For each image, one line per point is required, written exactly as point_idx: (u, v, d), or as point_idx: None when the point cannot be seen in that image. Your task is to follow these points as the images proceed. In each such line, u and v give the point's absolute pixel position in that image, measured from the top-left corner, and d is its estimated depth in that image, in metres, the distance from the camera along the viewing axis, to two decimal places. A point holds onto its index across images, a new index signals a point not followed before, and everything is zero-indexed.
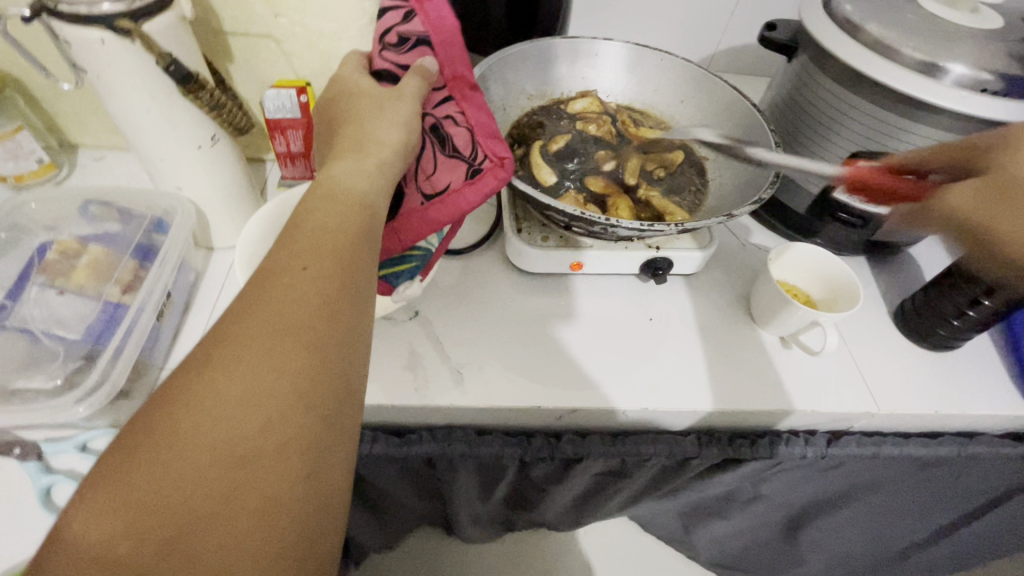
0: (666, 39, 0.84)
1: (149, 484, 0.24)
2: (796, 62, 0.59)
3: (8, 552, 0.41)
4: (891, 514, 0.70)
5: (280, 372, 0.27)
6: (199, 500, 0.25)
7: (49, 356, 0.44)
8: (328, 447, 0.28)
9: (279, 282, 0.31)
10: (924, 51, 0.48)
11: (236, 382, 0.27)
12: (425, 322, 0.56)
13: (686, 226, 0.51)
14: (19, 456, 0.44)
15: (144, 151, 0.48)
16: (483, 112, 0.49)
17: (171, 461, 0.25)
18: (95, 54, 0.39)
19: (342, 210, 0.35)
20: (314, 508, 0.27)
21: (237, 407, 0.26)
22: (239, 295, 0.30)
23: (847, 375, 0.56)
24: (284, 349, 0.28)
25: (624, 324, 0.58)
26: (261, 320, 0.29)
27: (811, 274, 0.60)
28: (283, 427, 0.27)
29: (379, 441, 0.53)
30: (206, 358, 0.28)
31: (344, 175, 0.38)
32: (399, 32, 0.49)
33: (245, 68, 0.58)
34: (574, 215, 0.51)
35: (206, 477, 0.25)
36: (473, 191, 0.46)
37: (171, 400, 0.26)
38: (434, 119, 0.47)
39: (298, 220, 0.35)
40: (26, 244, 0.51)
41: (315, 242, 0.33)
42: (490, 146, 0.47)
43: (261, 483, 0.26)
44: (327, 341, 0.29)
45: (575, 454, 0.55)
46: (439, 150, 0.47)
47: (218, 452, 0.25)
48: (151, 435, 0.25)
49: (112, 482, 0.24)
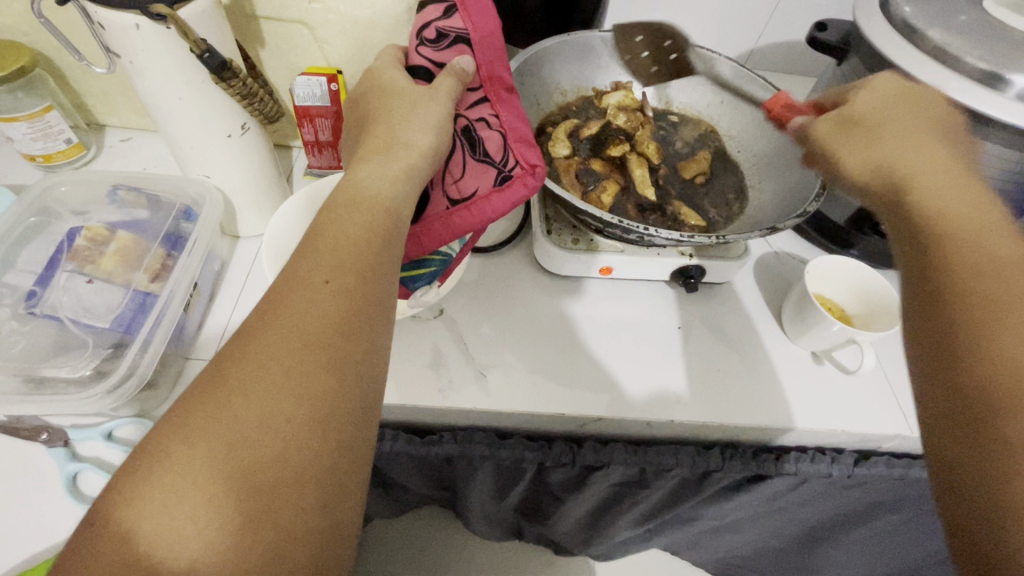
0: (706, 33, 0.81)
1: (159, 514, 0.24)
2: (846, 65, 0.56)
3: (38, 537, 0.41)
4: (910, 534, 0.68)
5: (298, 397, 0.27)
6: (212, 530, 0.24)
7: (78, 344, 0.44)
8: (344, 476, 0.27)
9: (299, 297, 0.30)
10: (989, 60, 0.44)
11: (254, 406, 0.26)
12: (450, 322, 0.55)
13: (726, 238, 0.48)
14: (46, 442, 0.44)
15: (174, 137, 0.47)
16: (517, 116, 0.47)
17: (183, 490, 0.24)
18: (130, 39, 0.38)
19: (365, 217, 0.34)
20: (328, 539, 0.27)
21: (254, 432, 0.26)
22: (258, 310, 0.30)
23: (880, 393, 0.55)
24: (304, 371, 0.28)
25: (652, 331, 0.57)
26: (280, 338, 0.28)
27: (848, 288, 0.58)
28: (299, 454, 0.26)
29: (400, 440, 0.54)
30: (223, 377, 0.27)
31: (367, 179, 0.37)
32: (437, 27, 0.47)
33: (276, 54, 0.57)
34: (609, 222, 0.49)
35: (219, 506, 0.25)
36: (500, 199, 0.44)
37: (185, 422, 0.26)
38: (467, 121, 0.46)
39: (320, 229, 0.34)
40: (54, 228, 0.51)
41: (337, 253, 0.32)
42: (521, 152, 0.45)
43: (275, 515, 0.25)
44: (346, 363, 0.29)
45: (597, 461, 0.54)
46: (469, 154, 0.45)
47: (233, 480, 0.25)
48: (166, 459, 0.25)
49: (124, 510, 0.24)
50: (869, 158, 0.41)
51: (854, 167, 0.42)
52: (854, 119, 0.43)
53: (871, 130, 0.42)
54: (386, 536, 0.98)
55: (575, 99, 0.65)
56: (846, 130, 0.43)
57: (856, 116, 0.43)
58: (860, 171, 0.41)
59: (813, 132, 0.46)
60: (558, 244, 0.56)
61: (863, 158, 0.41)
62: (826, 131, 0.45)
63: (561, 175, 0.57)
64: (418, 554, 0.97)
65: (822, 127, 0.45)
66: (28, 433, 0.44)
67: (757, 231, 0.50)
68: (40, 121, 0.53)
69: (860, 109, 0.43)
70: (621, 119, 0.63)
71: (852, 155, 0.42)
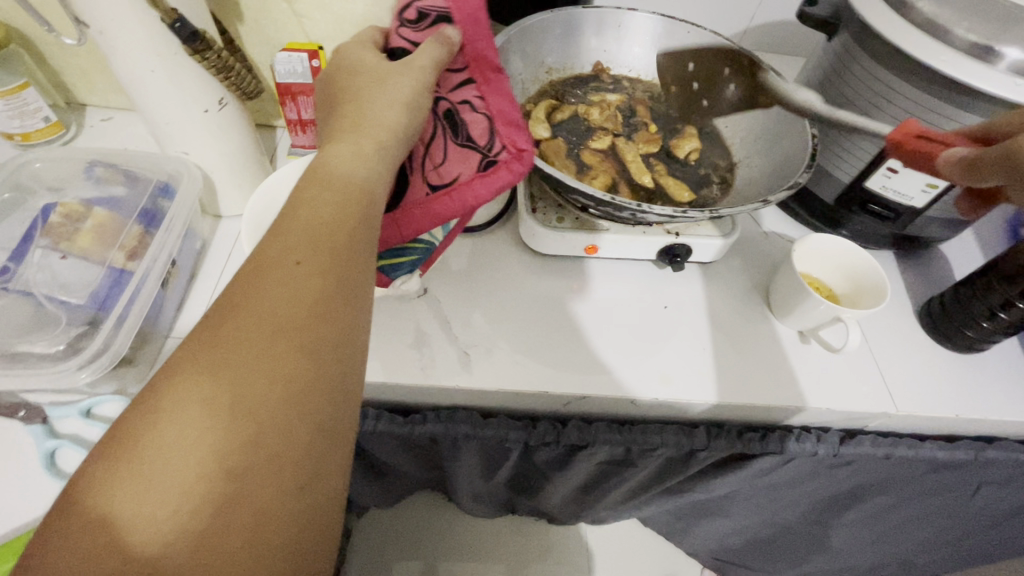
0: (699, 10, 0.79)
1: (129, 502, 0.24)
2: (835, 41, 0.55)
3: (12, 511, 0.42)
4: (896, 515, 0.69)
5: (273, 378, 0.27)
6: (189, 513, 0.24)
7: (52, 321, 0.44)
8: (323, 456, 0.27)
9: (271, 280, 0.29)
10: (980, 32, 0.43)
11: (227, 387, 0.26)
12: (433, 301, 0.55)
13: (720, 213, 0.48)
14: (24, 418, 0.45)
15: (150, 113, 0.46)
16: (505, 97, 0.46)
17: (157, 475, 0.24)
18: (98, 9, 0.38)
19: (340, 197, 0.34)
20: (308, 519, 0.26)
21: (228, 414, 0.26)
22: (230, 292, 0.29)
23: (864, 370, 0.54)
24: (277, 352, 0.27)
25: (638, 311, 0.57)
26: (251, 321, 0.28)
27: (834, 267, 0.58)
28: (275, 438, 0.26)
29: (383, 419, 0.53)
30: (192, 360, 0.27)
31: (342, 159, 0.36)
32: (418, 8, 0.47)
33: (256, 29, 0.56)
34: (602, 200, 0.48)
35: (197, 488, 0.24)
36: (483, 184, 0.43)
37: (156, 407, 0.25)
38: (450, 104, 0.45)
39: (293, 211, 0.33)
40: (31, 204, 0.50)
41: (311, 234, 0.32)
42: (508, 135, 0.44)
43: (255, 497, 0.25)
44: (323, 343, 0.29)
45: (581, 441, 0.54)
46: (450, 139, 0.44)
47: (209, 464, 0.25)
48: (136, 445, 0.25)
49: (92, 498, 0.24)
50: None
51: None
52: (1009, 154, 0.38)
53: None
54: (382, 522, 0.99)
55: (559, 78, 0.64)
56: None
57: None
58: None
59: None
60: (543, 223, 0.55)
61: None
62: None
63: (550, 157, 0.56)
64: (411, 539, 0.98)
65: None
66: (5, 409, 0.44)
67: (751, 205, 0.49)
68: (17, 98, 0.53)
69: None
70: (594, 113, 0.62)
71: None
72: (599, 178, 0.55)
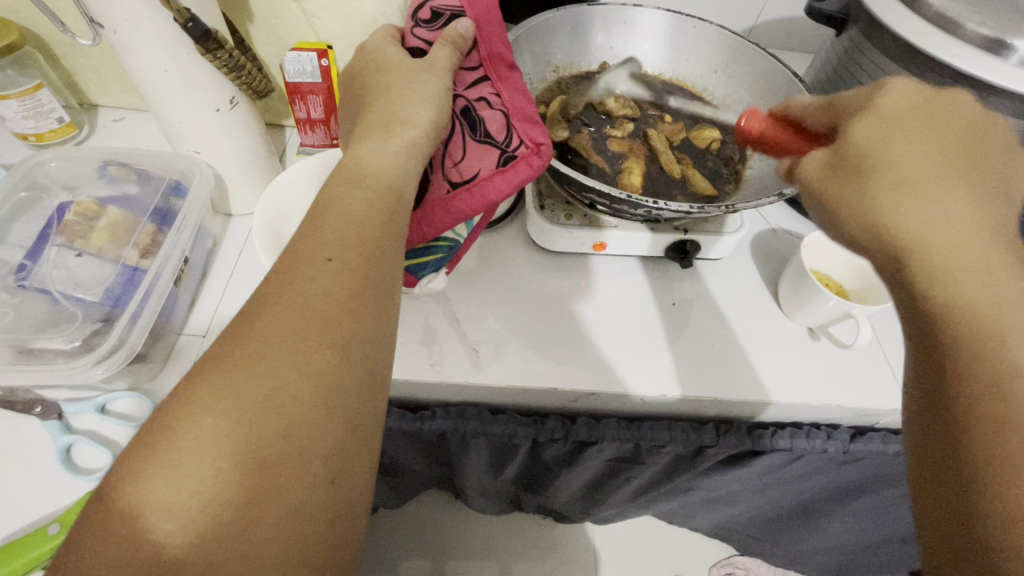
0: (707, 8, 0.79)
1: (165, 491, 0.24)
2: (845, 37, 0.55)
3: (26, 505, 0.42)
4: (903, 508, 0.69)
5: (303, 373, 0.27)
6: (222, 505, 0.24)
7: (68, 318, 0.44)
8: (350, 452, 0.27)
9: (301, 276, 0.30)
10: (992, 26, 0.43)
11: (259, 382, 0.26)
12: (442, 299, 0.55)
13: (736, 207, 0.47)
14: (40, 415, 0.45)
15: (161, 112, 0.47)
16: (520, 94, 0.47)
17: (190, 465, 0.24)
18: (113, 10, 0.38)
19: (368, 194, 0.34)
20: (335, 515, 0.26)
21: (260, 409, 0.26)
22: (261, 288, 0.30)
23: (875, 366, 0.54)
24: (307, 348, 0.27)
25: (647, 308, 0.56)
26: (283, 316, 0.28)
27: (845, 264, 0.57)
28: (306, 432, 0.26)
29: (393, 416, 0.54)
30: (227, 355, 0.27)
31: (370, 156, 0.36)
32: (432, 7, 0.47)
33: (265, 29, 0.56)
34: (618, 198, 0.47)
35: (228, 481, 0.24)
36: (502, 179, 0.43)
37: (190, 399, 0.26)
38: (467, 101, 0.45)
39: (320, 208, 0.33)
40: (46, 204, 0.51)
41: (339, 231, 0.32)
42: (526, 131, 0.44)
43: (283, 491, 0.25)
44: (352, 340, 0.29)
45: (589, 437, 0.55)
46: (469, 135, 0.44)
47: (239, 458, 0.25)
48: (170, 436, 0.25)
49: (126, 487, 0.24)
50: (871, 220, 0.29)
51: (914, 226, 0.28)
52: (850, 156, 0.31)
53: (856, 180, 0.30)
54: (389, 521, 0.99)
55: (568, 75, 0.64)
56: (836, 177, 0.32)
57: (853, 154, 0.31)
58: (921, 235, 0.28)
59: (850, 144, 0.31)
60: (552, 220, 0.55)
61: (864, 224, 0.30)
62: (814, 170, 0.33)
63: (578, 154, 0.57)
64: (418, 535, 0.98)
65: (904, 90, 0.31)
66: (21, 406, 0.45)
67: (767, 198, 0.49)
68: (32, 99, 0.54)
69: (893, 96, 0.31)
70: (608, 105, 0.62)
71: (845, 217, 0.31)
72: (631, 169, 0.55)
